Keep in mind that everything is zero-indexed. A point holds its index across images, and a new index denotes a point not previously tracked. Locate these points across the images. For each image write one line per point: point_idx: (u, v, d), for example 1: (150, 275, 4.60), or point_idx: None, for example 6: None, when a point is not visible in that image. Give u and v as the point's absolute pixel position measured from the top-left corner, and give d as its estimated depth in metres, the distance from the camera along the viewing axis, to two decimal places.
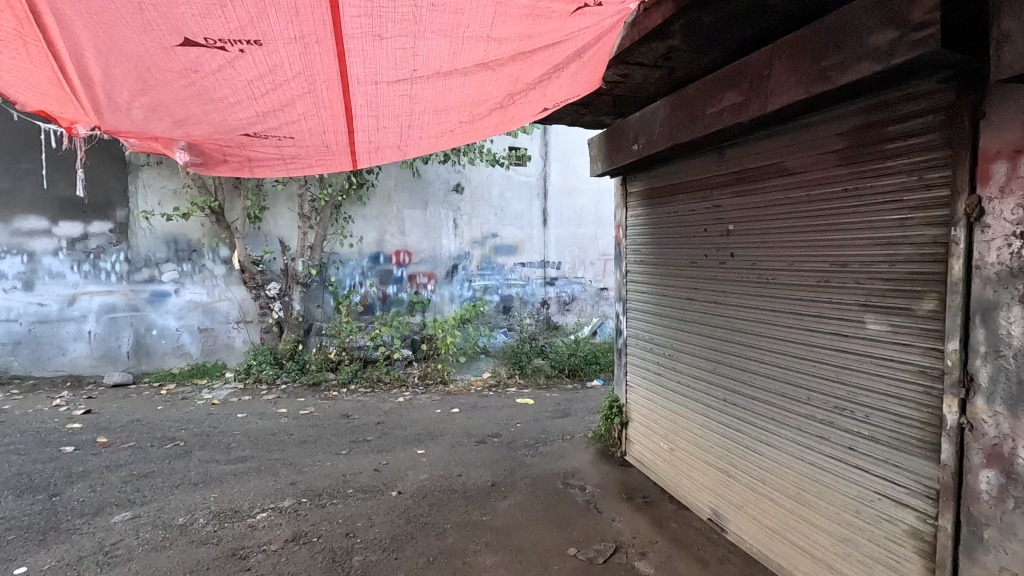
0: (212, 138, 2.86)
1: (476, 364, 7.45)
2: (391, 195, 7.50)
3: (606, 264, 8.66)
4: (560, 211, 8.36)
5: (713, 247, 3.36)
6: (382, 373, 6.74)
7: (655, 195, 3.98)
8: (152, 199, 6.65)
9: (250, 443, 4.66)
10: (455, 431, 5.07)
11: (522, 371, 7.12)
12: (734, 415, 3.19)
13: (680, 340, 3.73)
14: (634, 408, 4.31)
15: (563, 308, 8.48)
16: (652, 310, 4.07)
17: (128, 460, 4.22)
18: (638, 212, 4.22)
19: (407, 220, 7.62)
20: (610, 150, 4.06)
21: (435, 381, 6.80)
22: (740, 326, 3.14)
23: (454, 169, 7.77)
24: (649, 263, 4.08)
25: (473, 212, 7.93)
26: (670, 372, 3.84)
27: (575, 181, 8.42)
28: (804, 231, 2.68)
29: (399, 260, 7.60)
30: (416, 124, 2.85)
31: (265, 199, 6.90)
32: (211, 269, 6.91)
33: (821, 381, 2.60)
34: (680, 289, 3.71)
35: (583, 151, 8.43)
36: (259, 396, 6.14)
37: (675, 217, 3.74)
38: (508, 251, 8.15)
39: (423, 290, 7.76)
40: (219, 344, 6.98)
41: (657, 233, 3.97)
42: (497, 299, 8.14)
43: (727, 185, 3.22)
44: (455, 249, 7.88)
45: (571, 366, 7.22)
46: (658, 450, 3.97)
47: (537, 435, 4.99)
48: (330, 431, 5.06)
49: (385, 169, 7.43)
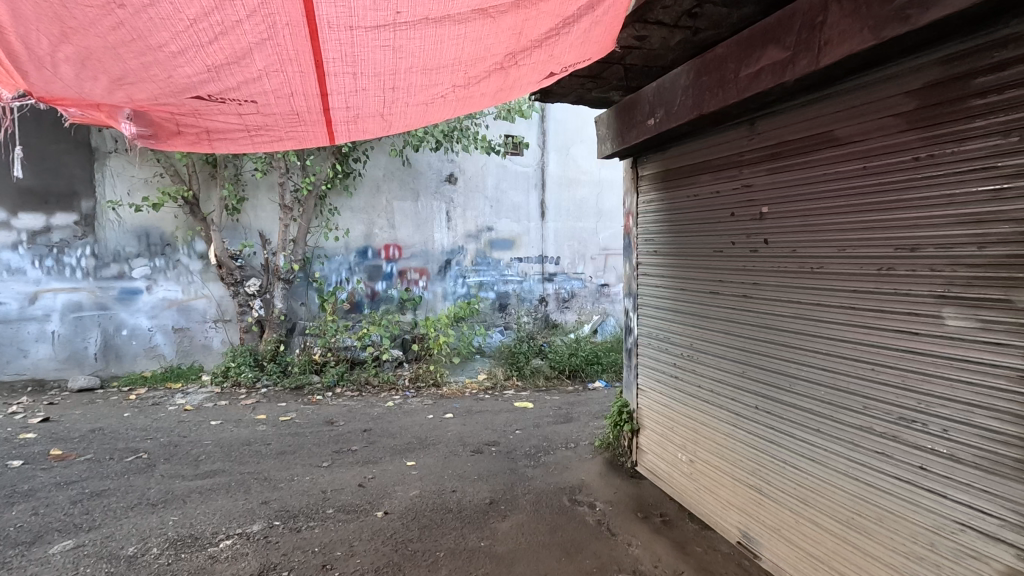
0: (158, 103, 2.42)
1: (471, 365, 7.03)
2: (380, 185, 7.05)
3: (606, 260, 8.27)
4: (559, 204, 7.94)
5: (742, 233, 2.95)
6: (370, 375, 6.32)
7: (672, 177, 3.57)
8: (120, 188, 6.17)
9: (221, 455, 4.21)
10: (448, 439, 4.65)
11: (520, 372, 6.69)
12: (769, 424, 2.78)
13: (700, 339, 3.33)
14: (647, 415, 3.90)
15: (562, 305, 8.07)
16: (668, 306, 3.66)
17: (82, 476, 3.77)
18: (653, 197, 3.80)
19: (398, 212, 7.18)
20: (621, 127, 3.64)
21: (427, 384, 6.37)
22: (776, 323, 2.73)
23: (447, 158, 7.34)
24: (666, 254, 3.67)
25: (466, 204, 7.50)
26: (688, 375, 3.43)
27: (575, 172, 8.00)
28: (859, 210, 2.27)
29: (389, 255, 7.16)
30: (402, 86, 2.42)
31: (244, 189, 6.44)
32: (186, 265, 6.45)
33: (882, 387, 2.19)
34: (701, 282, 3.29)
35: (583, 140, 8.01)
36: (237, 401, 5.70)
37: (696, 200, 3.33)
38: (504, 246, 7.73)
39: (414, 287, 7.33)
40: (195, 345, 6.53)
41: (675, 220, 3.56)
42: (493, 296, 7.71)
43: (760, 161, 2.80)
44: (448, 244, 7.45)
45: (572, 367, 6.82)
46: (675, 462, 3.56)
47: (539, 443, 4.58)
48: (312, 439, 4.63)
49: (374, 157, 6.98)
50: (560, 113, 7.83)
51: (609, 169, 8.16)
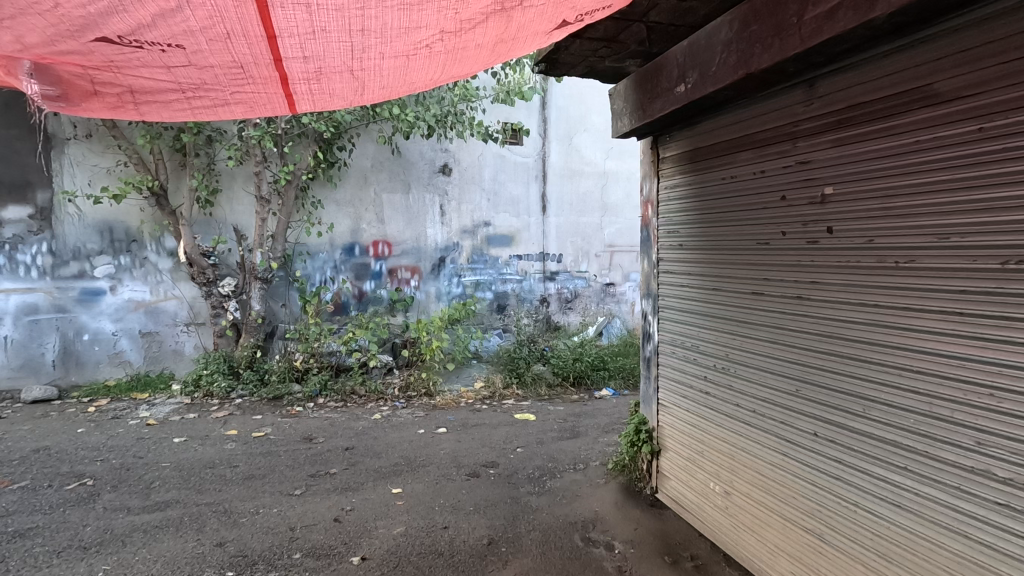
0: (59, 52, 1.87)
1: (467, 371, 6.48)
2: (367, 176, 6.50)
3: (612, 257, 7.73)
4: (561, 198, 7.41)
5: (796, 221, 2.41)
6: (356, 384, 5.78)
7: (703, 157, 3.03)
8: (80, 179, 5.59)
9: (178, 481, 3.66)
10: (440, 459, 4.11)
11: (520, 380, 6.15)
12: (835, 457, 2.25)
13: (739, 349, 2.79)
14: (671, 434, 3.38)
15: (565, 306, 7.53)
16: (697, 309, 3.12)
17: (11, 509, 3.21)
18: (679, 180, 3.26)
19: (387, 205, 6.64)
20: (642, 98, 3.10)
21: (418, 393, 5.83)
22: (845, 332, 2.19)
23: (440, 147, 6.79)
24: (695, 247, 3.13)
25: (462, 198, 6.96)
26: (723, 391, 2.90)
27: (578, 163, 7.46)
28: (973, 186, 1.73)
29: (377, 253, 6.62)
30: (373, 28, 1.86)
31: (217, 180, 5.87)
32: (155, 263, 5.89)
33: (1006, 419, 1.66)
34: (741, 281, 2.75)
35: (587, 129, 7.46)
36: (207, 414, 5.15)
37: (735, 183, 2.79)
38: (503, 242, 7.18)
39: (405, 287, 6.78)
40: (165, 351, 5.97)
41: (707, 208, 3.01)
42: (491, 296, 7.17)
43: (823, 131, 2.26)
44: (442, 240, 6.91)
45: (577, 374, 6.29)
46: (706, 493, 3.03)
47: (543, 464, 4.05)
48: (286, 460, 4.08)
49: (361, 145, 6.43)
50: (563, 99, 7.29)
51: (614, 160, 7.63)
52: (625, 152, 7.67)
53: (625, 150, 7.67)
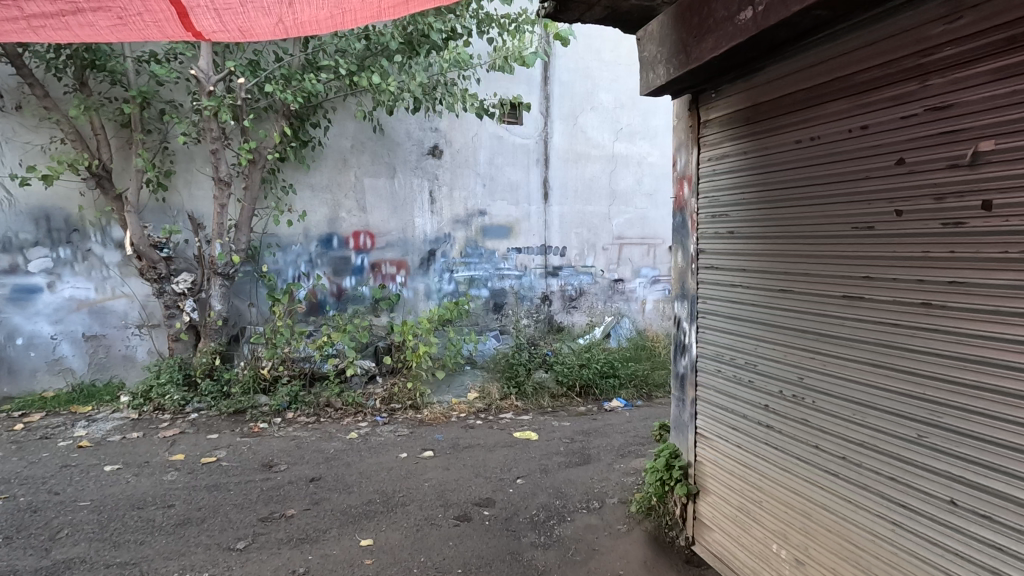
0: None
1: (459, 380, 5.74)
2: (347, 158, 5.75)
3: (620, 250, 6.99)
4: (565, 184, 6.66)
5: (920, 196, 1.68)
6: (332, 395, 5.05)
7: (764, 116, 2.29)
8: (9, 157, 4.78)
9: (92, 530, 2.92)
10: (424, 496, 3.38)
11: (520, 390, 5.42)
12: (993, 542, 1.54)
13: (820, 373, 2.06)
14: (714, 474, 2.66)
15: (569, 305, 6.79)
16: (754, 317, 2.39)
17: None
18: (729, 149, 2.52)
19: (370, 191, 5.88)
20: (684, 37, 2.36)
21: (403, 405, 5.10)
22: (1014, 359, 1.47)
23: (430, 126, 6.04)
24: (752, 235, 2.39)
25: (454, 183, 6.20)
26: (795, 428, 2.17)
27: (584, 146, 6.71)
28: None
29: (359, 245, 5.87)
30: None
31: (171, 161, 5.10)
32: (100, 256, 5.13)
33: None
34: (825, 281, 2.02)
35: (593, 107, 6.70)
36: (154, 433, 4.40)
37: (815, 146, 2.06)
38: (500, 234, 6.43)
39: (390, 284, 6.04)
40: (113, 357, 5.22)
41: (770, 184, 2.27)
42: (487, 293, 6.42)
43: (972, 59, 1.53)
44: (432, 231, 6.16)
45: (584, 382, 5.56)
46: (767, 559, 2.31)
47: (549, 501, 3.32)
48: (234, 496, 3.34)
49: (338, 123, 5.67)
50: (567, 74, 6.52)
51: (623, 143, 6.88)
52: (635, 134, 6.93)
53: (635, 132, 6.93)
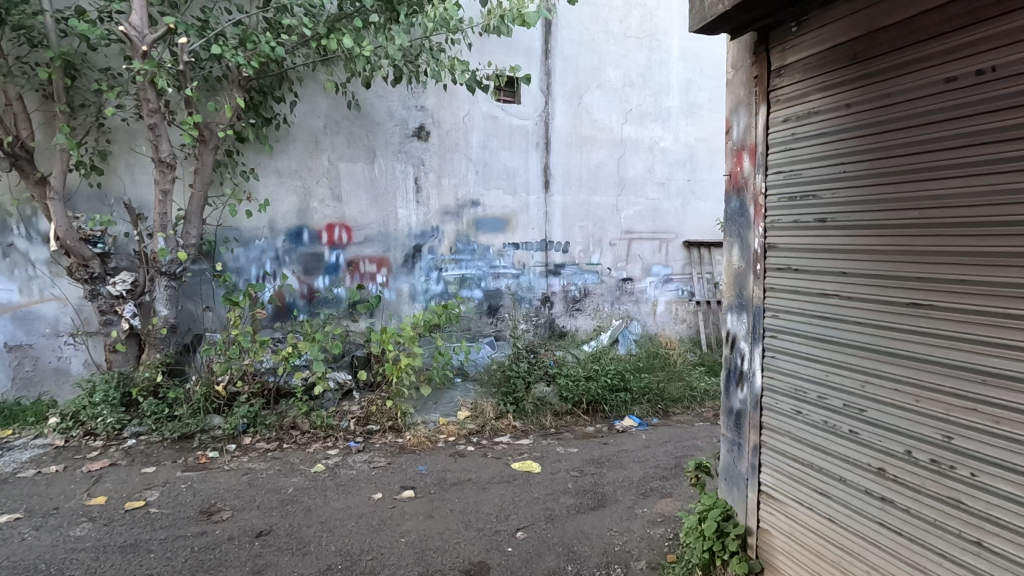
0: None
1: (449, 395, 4.96)
2: (319, 139, 5.00)
3: (629, 246, 6.26)
4: (568, 171, 5.93)
5: None
6: (299, 416, 4.31)
7: (881, 50, 1.58)
8: None
9: None
10: (398, 558, 2.66)
11: (518, 408, 4.68)
12: None
13: (990, 437, 1.35)
14: (789, 551, 1.96)
15: (573, 307, 6.06)
16: (858, 342, 1.68)
17: None
18: (816, 104, 1.80)
19: (345, 177, 5.13)
20: None
21: (382, 426, 4.37)
22: None
23: (414, 103, 5.30)
24: (857, 226, 1.67)
25: (443, 169, 5.46)
26: (936, 511, 1.47)
27: (589, 128, 5.98)
28: None
29: (333, 239, 5.13)
30: None
31: (108, 140, 4.33)
32: (24, 252, 4.36)
33: None
34: (1005, 294, 1.31)
35: (600, 85, 5.96)
36: (77, 467, 3.64)
37: (984, 86, 1.35)
38: (495, 227, 5.70)
39: (370, 284, 5.30)
40: (42, 371, 4.43)
41: (893, 150, 1.57)
42: (480, 295, 5.68)
43: None
44: (418, 224, 5.42)
45: (591, 398, 4.83)
46: None
47: (558, 566, 2.60)
48: (154, 562, 2.60)
49: (308, 98, 4.92)
50: (571, 47, 5.79)
51: (633, 126, 6.15)
52: (646, 116, 6.20)
53: (646, 114, 6.20)
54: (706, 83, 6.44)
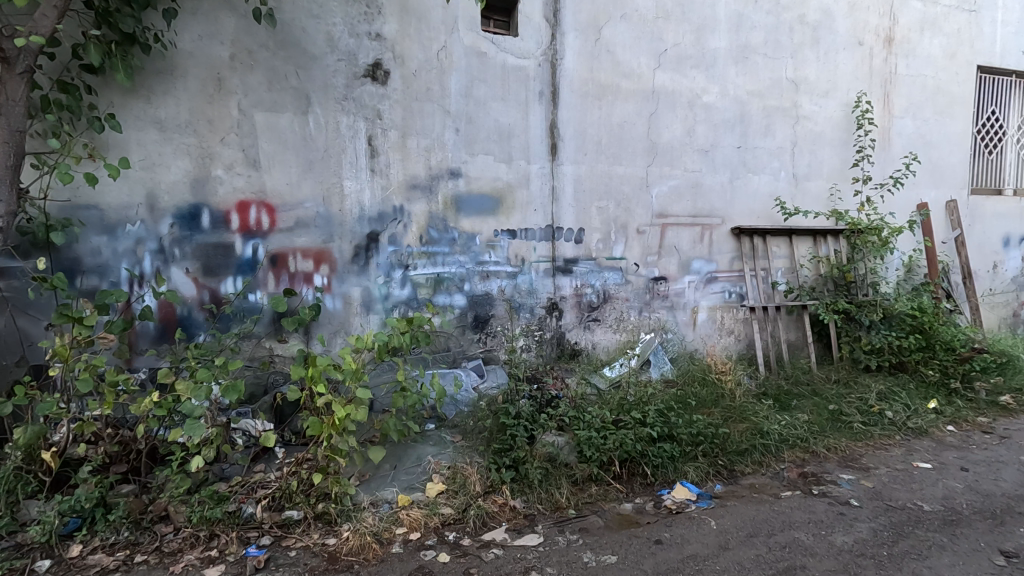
0: None
1: (415, 451, 3.38)
2: (223, 76, 3.39)
3: (662, 235, 4.69)
4: (582, 131, 4.36)
5: None
6: (171, 500, 2.70)
7: None
8: None
9: None
10: None
11: (518, 476, 3.10)
12: None
13: None
14: None
15: (588, 317, 4.50)
16: None
17: None
18: None
19: (265, 134, 3.52)
20: None
21: (306, 513, 2.78)
22: None
23: (367, 30, 3.70)
24: None
25: (409, 125, 3.86)
26: None
27: (610, 74, 4.39)
28: None
29: (248, 225, 3.53)
30: None
31: None
32: None
33: None
34: None
35: (625, 14, 4.37)
36: None
37: None
38: (483, 208, 4.10)
39: (303, 289, 3.70)
40: None
41: None
42: (462, 302, 4.10)
43: None
44: (373, 201, 3.82)
45: (625, 457, 3.25)
46: None
47: None
48: None
49: (205, 14, 3.32)
50: None
51: (667, 73, 4.58)
52: (684, 59, 4.63)
53: (685, 56, 4.63)
54: (761, 18, 4.86)
